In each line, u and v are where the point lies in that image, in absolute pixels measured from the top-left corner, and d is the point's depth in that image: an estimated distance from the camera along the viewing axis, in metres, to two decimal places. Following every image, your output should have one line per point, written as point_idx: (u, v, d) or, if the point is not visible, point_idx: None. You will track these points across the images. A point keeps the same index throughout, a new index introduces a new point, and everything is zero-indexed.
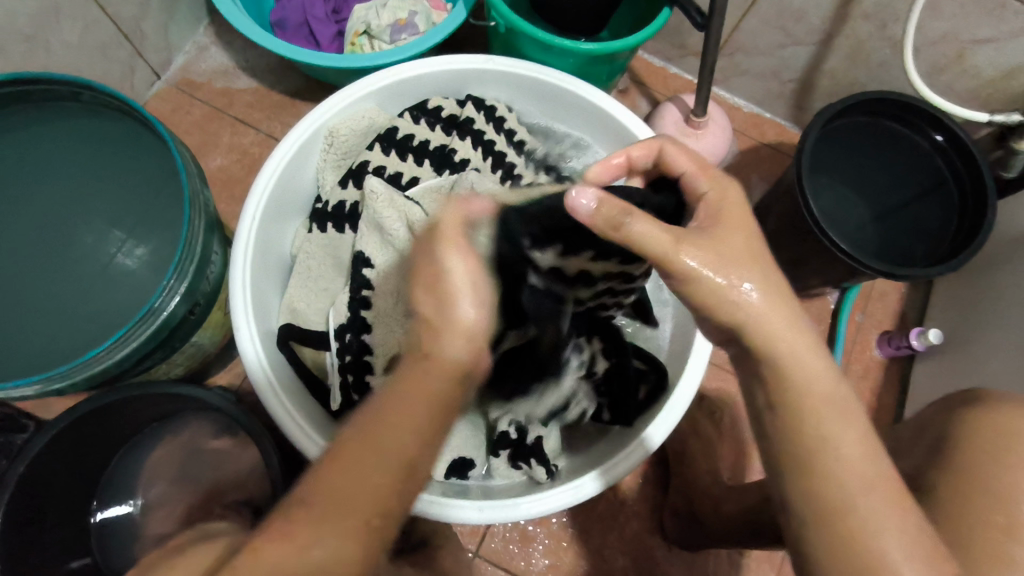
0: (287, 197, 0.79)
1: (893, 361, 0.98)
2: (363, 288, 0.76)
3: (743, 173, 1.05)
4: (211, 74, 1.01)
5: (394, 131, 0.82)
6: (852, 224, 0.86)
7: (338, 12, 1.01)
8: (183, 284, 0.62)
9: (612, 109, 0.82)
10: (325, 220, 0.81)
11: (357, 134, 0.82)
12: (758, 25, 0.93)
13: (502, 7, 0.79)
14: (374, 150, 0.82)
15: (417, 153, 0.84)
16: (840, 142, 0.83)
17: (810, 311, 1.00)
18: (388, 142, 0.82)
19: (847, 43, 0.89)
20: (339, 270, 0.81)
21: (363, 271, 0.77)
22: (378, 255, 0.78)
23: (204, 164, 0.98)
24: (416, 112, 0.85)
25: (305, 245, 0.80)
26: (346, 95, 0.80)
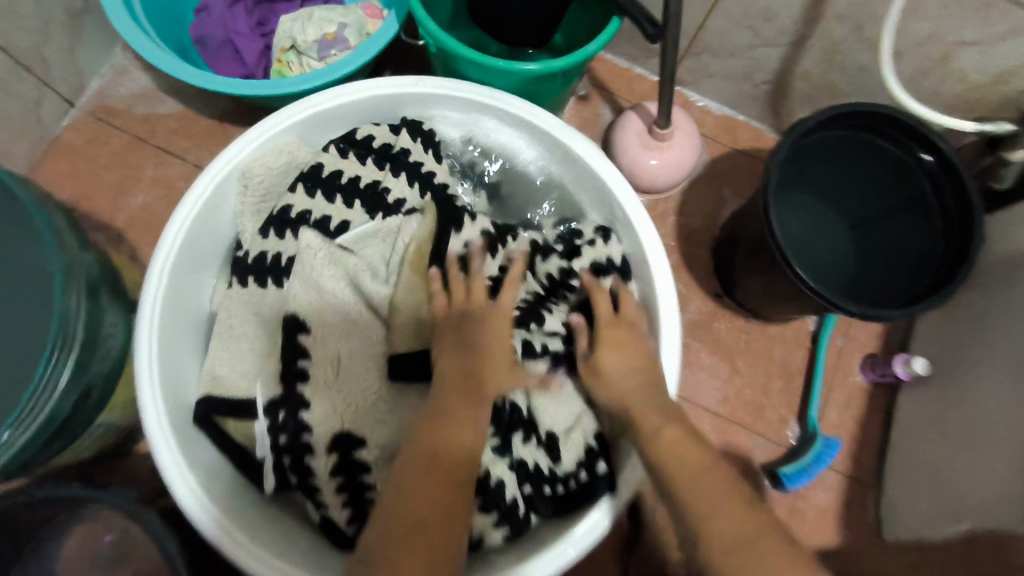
0: (202, 245, 0.70)
1: (877, 387, 0.92)
2: (300, 358, 0.66)
3: (714, 186, 0.97)
4: (130, 97, 0.93)
5: (318, 168, 0.72)
6: (827, 253, 0.79)
7: (264, 24, 0.92)
8: (68, 366, 0.56)
9: (564, 135, 0.74)
10: (246, 274, 0.70)
11: (274, 172, 0.72)
12: (725, 25, 0.84)
13: (429, 24, 0.70)
14: (296, 191, 0.72)
15: (345, 192, 0.73)
16: (814, 159, 0.76)
17: (788, 337, 0.93)
18: (313, 181, 0.72)
19: (822, 45, 0.81)
20: (262, 328, 0.69)
21: (299, 337, 0.67)
22: (316, 318, 0.68)
23: (126, 202, 0.90)
24: (344, 145, 0.74)
25: (224, 302, 0.70)
26: (260, 131, 0.70)
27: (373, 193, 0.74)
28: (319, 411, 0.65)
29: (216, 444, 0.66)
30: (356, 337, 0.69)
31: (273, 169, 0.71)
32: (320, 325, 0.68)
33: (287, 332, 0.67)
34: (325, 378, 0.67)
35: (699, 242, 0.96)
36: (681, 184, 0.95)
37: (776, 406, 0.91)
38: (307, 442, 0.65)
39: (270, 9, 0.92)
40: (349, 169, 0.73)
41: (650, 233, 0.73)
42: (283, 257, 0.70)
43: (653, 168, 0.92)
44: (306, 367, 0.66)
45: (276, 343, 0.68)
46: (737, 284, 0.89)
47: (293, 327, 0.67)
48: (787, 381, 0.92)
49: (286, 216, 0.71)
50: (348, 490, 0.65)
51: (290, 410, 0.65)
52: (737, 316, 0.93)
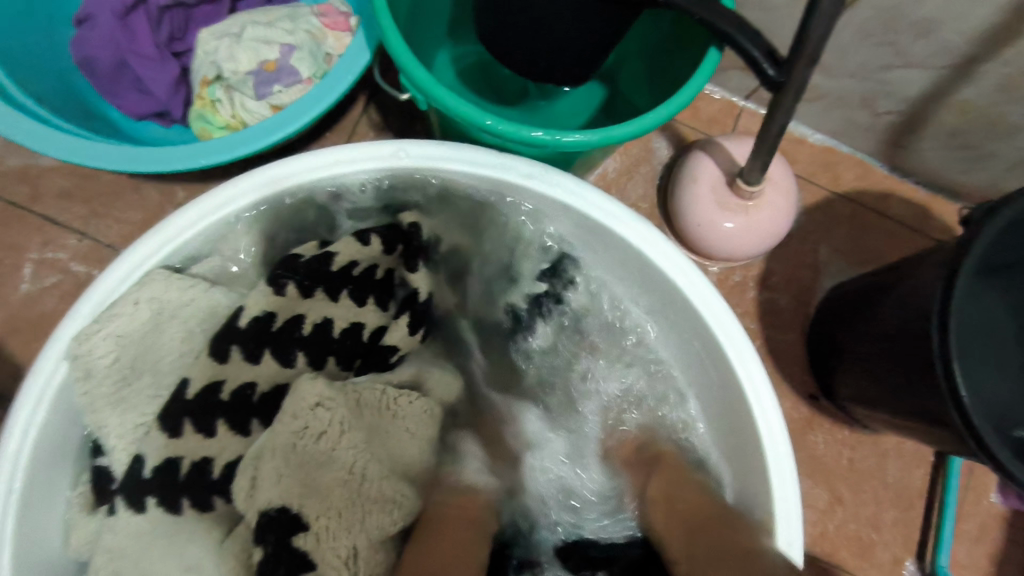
0: (56, 444, 0.42)
1: (1020, 514, 0.70)
2: (308, 573, 0.42)
3: (809, 244, 0.73)
4: (1, 145, 0.66)
5: (270, 314, 0.45)
6: (991, 368, 0.53)
7: (178, 40, 0.64)
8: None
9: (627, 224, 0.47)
10: (138, 495, 0.42)
11: (169, 319, 0.44)
12: (854, 35, 0.57)
13: (421, 77, 0.44)
14: (227, 359, 0.44)
15: (310, 349, 0.47)
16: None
17: (904, 449, 0.71)
18: (258, 341, 0.45)
19: (1005, 70, 0.54)
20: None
21: (295, 541, 0.42)
22: (312, 505, 0.42)
23: (3, 296, 0.65)
24: (301, 273, 0.47)
25: (103, 541, 0.42)
26: (122, 274, 0.43)
27: (354, 339, 0.49)
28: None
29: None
30: (375, 516, 0.45)
31: (134, 331, 0.42)
32: (321, 515, 0.42)
33: (273, 537, 0.42)
34: None
35: (788, 323, 0.72)
36: (766, 251, 0.70)
37: (888, 543, 0.69)
38: None
39: (185, 15, 0.63)
40: (314, 311, 0.47)
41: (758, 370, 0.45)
42: (212, 467, 0.43)
43: (730, 233, 0.67)
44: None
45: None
46: (840, 390, 0.66)
47: (276, 527, 0.42)
48: (901, 509, 0.70)
49: (214, 398, 0.43)
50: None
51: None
52: (837, 425, 0.70)
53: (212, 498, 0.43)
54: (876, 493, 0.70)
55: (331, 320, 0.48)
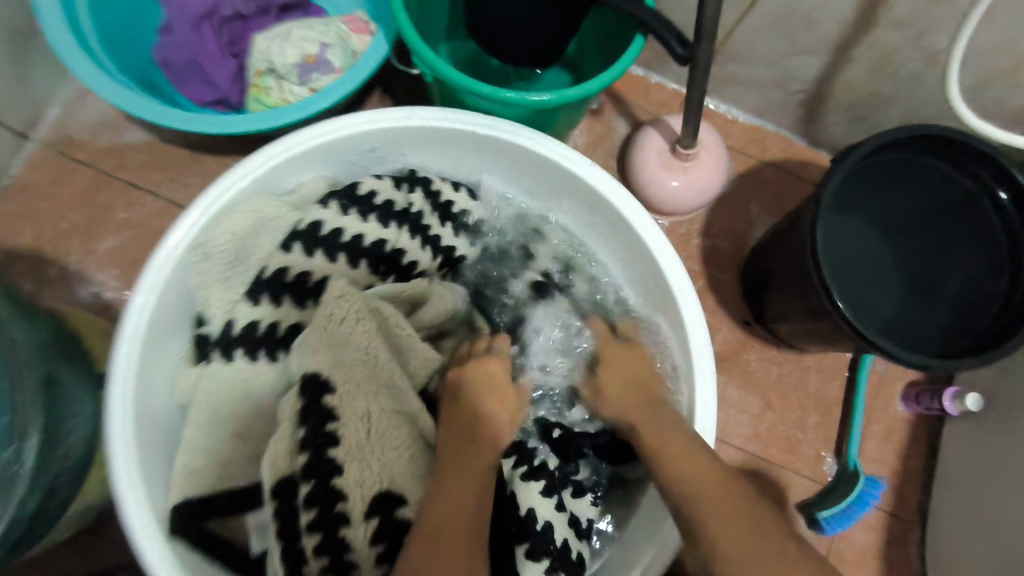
0: (171, 315, 0.58)
1: (921, 417, 0.85)
2: (328, 421, 0.57)
3: (742, 203, 0.89)
4: (91, 126, 0.83)
5: (316, 224, 0.62)
6: (873, 282, 0.70)
7: (236, 43, 0.81)
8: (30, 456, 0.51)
9: (576, 162, 0.65)
10: (230, 347, 0.58)
11: (252, 228, 0.60)
12: (758, 30, 0.74)
13: (428, 56, 0.61)
14: (291, 252, 0.61)
15: (350, 252, 0.64)
16: (870, 182, 0.69)
17: (824, 366, 0.86)
18: (313, 241, 0.61)
19: (871, 53, 0.71)
20: (251, 408, 0.58)
21: (324, 398, 0.57)
22: (339, 373, 0.58)
23: (94, 245, 0.81)
24: (345, 199, 0.64)
25: (201, 386, 0.57)
26: (222, 190, 0.58)
27: (378, 251, 0.65)
28: (353, 473, 0.56)
29: (204, 549, 0.54)
30: (385, 394, 0.59)
31: (240, 233, 0.59)
32: (344, 381, 0.58)
33: (310, 393, 0.57)
34: (358, 440, 0.57)
35: (725, 265, 0.88)
36: (707, 206, 0.87)
37: (811, 441, 0.84)
38: (339, 512, 0.55)
39: (243, 25, 0.81)
40: (350, 226, 0.63)
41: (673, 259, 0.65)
42: (279, 327, 0.60)
43: (675, 190, 0.83)
44: (337, 430, 0.57)
45: (281, 421, 0.57)
46: (768, 313, 0.82)
47: (314, 387, 0.57)
48: (822, 414, 0.85)
49: (282, 279, 0.60)
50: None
51: (320, 480, 0.55)
52: (767, 346, 0.86)
53: (277, 351, 0.60)
54: (801, 401, 0.85)
55: (363, 234, 0.64)
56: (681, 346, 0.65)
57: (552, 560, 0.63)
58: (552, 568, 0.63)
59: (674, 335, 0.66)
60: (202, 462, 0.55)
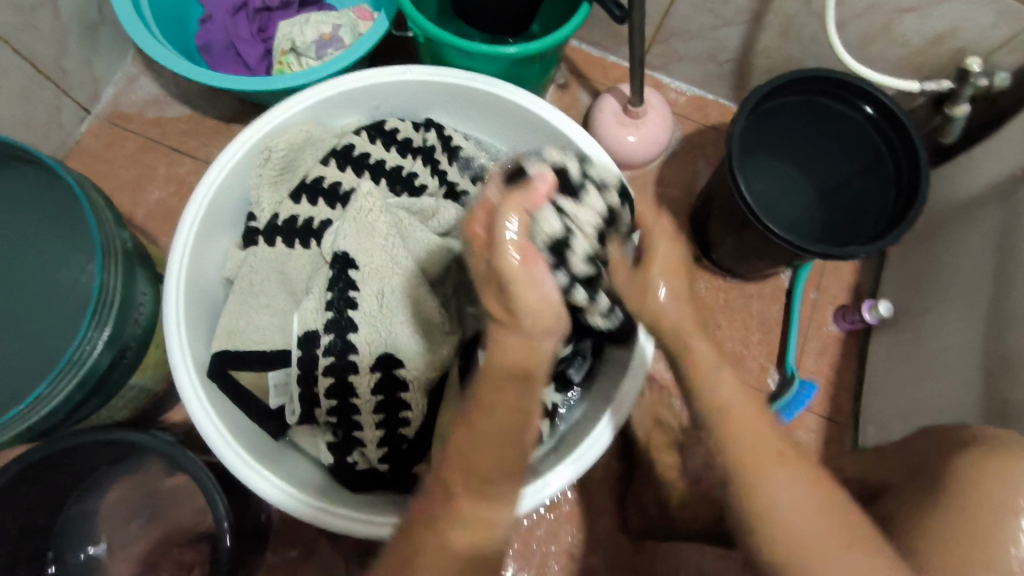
0: (223, 210, 0.75)
1: (850, 334, 0.98)
2: (349, 289, 0.71)
3: (689, 158, 1.05)
4: (141, 103, 1.00)
5: (348, 146, 0.78)
6: (796, 203, 0.85)
7: (263, 31, 0.99)
8: (109, 326, 0.64)
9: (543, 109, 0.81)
10: (274, 234, 0.74)
11: (294, 149, 0.76)
12: (688, 8, 0.92)
13: (417, 17, 0.77)
14: (328, 165, 0.77)
15: (373, 170, 0.80)
16: (777, 124, 0.84)
17: (764, 293, 1.00)
18: (345, 159, 0.78)
19: (777, 21, 0.88)
20: (283, 286, 0.74)
21: (349, 272, 0.72)
22: (364, 256, 0.73)
23: (142, 197, 0.97)
24: (372, 132, 0.81)
25: (248, 262, 0.73)
26: (269, 116, 0.74)
27: (395, 172, 0.81)
28: (365, 333, 0.70)
29: (227, 393, 0.70)
30: (398, 278, 0.73)
31: (293, 144, 0.75)
32: (366, 261, 0.73)
33: (339, 266, 0.72)
34: (373, 309, 0.71)
35: (677, 210, 1.03)
36: (658, 159, 1.02)
37: (757, 356, 0.97)
38: (351, 362, 0.69)
39: (269, 16, 0.99)
40: (374, 152, 0.80)
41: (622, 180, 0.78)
42: (314, 221, 0.75)
43: (631, 143, 0.99)
44: (356, 297, 0.71)
45: (314, 288, 0.72)
46: (711, 245, 0.96)
47: (343, 263, 0.72)
48: (764, 333, 0.98)
49: (319, 185, 0.76)
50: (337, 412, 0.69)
51: (339, 332, 0.70)
52: (715, 276, 1.00)
53: (310, 239, 0.75)
54: (745, 322, 0.98)
55: (384, 159, 0.80)
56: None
57: None
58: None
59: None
60: (240, 323, 0.72)
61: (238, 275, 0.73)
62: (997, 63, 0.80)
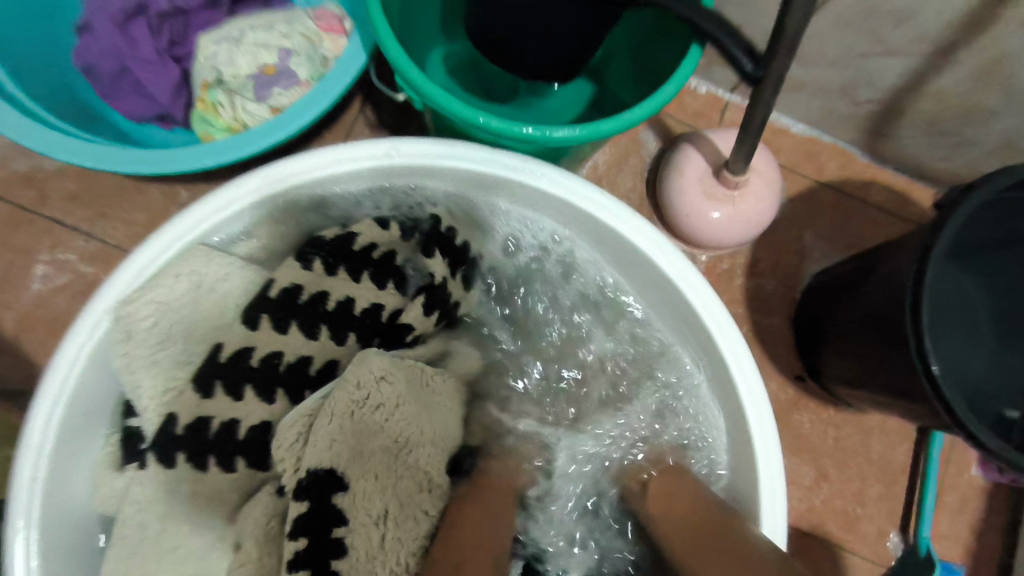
0: (84, 406, 0.45)
1: (999, 485, 0.73)
2: (334, 528, 0.46)
3: (793, 231, 0.75)
4: (6, 149, 0.68)
5: (293, 289, 0.48)
6: (962, 335, 0.58)
7: (178, 44, 0.65)
8: None
9: (606, 207, 0.51)
10: (170, 450, 0.45)
11: (183, 304, 0.46)
12: (831, 27, 0.60)
13: (417, 77, 0.46)
14: (258, 327, 0.47)
15: (334, 322, 0.50)
16: (982, 228, 0.56)
17: (888, 427, 0.73)
18: (284, 311, 0.48)
19: (979, 59, 0.56)
20: (191, 530, 0.46)
21: (334, 498, 0.46)
22: (354, 469, 0.47)
23: (13, 297, 0.66)
24: (331, 255, 0.50)
25: (132, 496, 0.45)
26: (151, 253, 0.45)
27: (373, 317, 0.52)
28: None
29: None
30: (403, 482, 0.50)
31: (171, 302, 0.45)
32: (361, 476, 0.48)
33: (314, 494, 0.46)
34: (369, 550, 0.47)
35: (773, 308, 0.74)
36: (752, 239, 0.73)
37: (873, 517, 0.72)
38: None
39: (184, 21, 0.65)
40: (338, 289, 0.50)
41: (727, 321, 0.51)
42: (238, 428, 0.46)
43: (717, 223, 0.69)
44: (344, 537, 0.47)
45: (245, 542, 0.45)
46: (826, 372, 0.68)
47: (323, 486, 0.46)
48: (886, 485, 0.72)
49: (244, 364, 0.46)
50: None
51: None
52: (822, 406, 0.73)
53: (234, 458, 0.47)
54: (863, 469, 0.72)
55: (353, 298, 0.51)
56: (741, 441, 0.51)
57: None
58: None
59: (734, 428, 0.52)
60: None
61: (119, 517, 0.46)
62: None
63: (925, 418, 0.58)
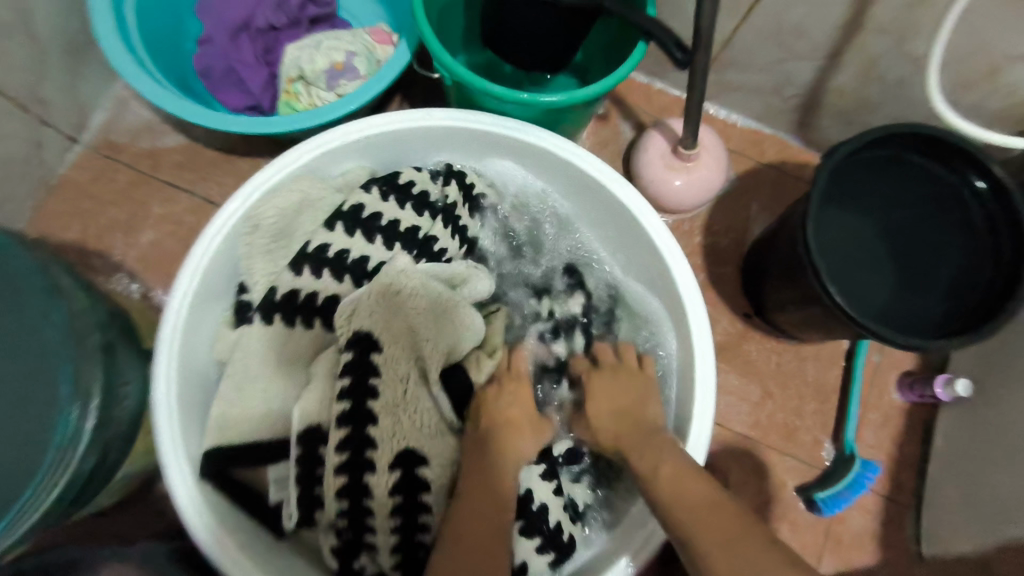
0: (215, 280, 0.64)
1: (915, 405, 0.89)
2: (370, 377, 0.61)
3: (741, 200, 0.94)
4: (133, 132, 0.90)
5: (357, 207, 0.68)
6: (866, 268, 0.75)
7: (269, 52, 0.88)
8: (92, 416, 0.57)
9: (578, 157, 0.71)
10: (271, 310, 0.64)
11: (287, 212, 0.67)
12: (752, 39, 0.79)
13: (446, 59, 0.66)
14: (334, 230, 0.67)
15: (385, 233, 0.69)
16: (860, 181, 0.74)
17: (821, 356, 0.90)
18: (353, 221, 0.67)
19: (859, 59, 0.76)
20: (279, 370, 0.64)
21: (372, 356, 0.62)
22: (389, 336, 0.63)
23: (134, 239, 0.87)
24: (386, 187, 0.70)
25: (243, 343, 0.64)
26: (267, 174, 0.65)
27: (411, 235, 0.71)
28: (387, 426, 0.61)
29: (231, 495, 0.60)
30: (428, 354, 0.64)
31: (285, 210, 0.66)
32: (394, 343, 0.63)
33: (359, 349, 0.62)
34: (396, 398, 0.61)
35: (726, 260, 0.93)
36: (707, 204, 0.91)
37: (810, 428, 0.88)
38: (368, 458, 0.60)
39: (274, 36, 0.87)
40: (388, 211, 0.70)
41: (667, 239, 0.70)
42: (318, 296, 0.65)
43: (678, 188, 0.88)
44: (378, 385, 0.61)
45: (315, 375, 0.63)
46: (768, 308, 0.85)
47: (364, 344, 0.62)
48: (820, 402, 0.89)
49: (323, 254, 0.66)
50: (349, 516, 0.60)
51: (356, 427, 0.60)
52: (766, 337, 0.90)
53: (314, 318, 0.65)
54: (800, 389, 0.89)
55: (399, 220, 0.70)
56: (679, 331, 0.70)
57: (544, 539, 0.67)
58: (543, 546, 0.67)
59: (676, 323, 0.72)
60: (235, 412, 0.62)
61: (231, 361, 0.63)
62: None
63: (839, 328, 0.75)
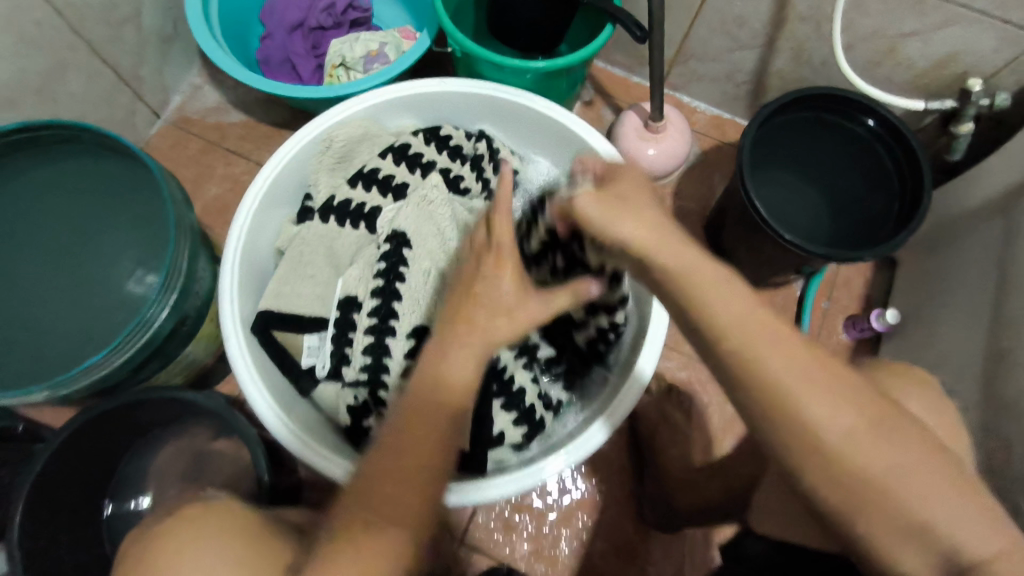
0: (282, 188, 0.83)
1: (859, 342, 1.01)
2: (399, 265, 0.78)
3: (706, 171, 1.11)
4: (204, 110, 1.10)
5: (405, 145, 0.86)
6: (803, 213, 0.90)
7: (317, 47, 1.09)
8: (174, 293, 0.74)
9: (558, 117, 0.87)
10: (328, 213, 0.83)
11: (352, 141, 0.85)
12: (706, 33, 0.98)
13: (457, 34, 0.85)
14: (386, 159, 0.85)
15: (424, 168, 0.86)
16: (787, 141, 0.89)
17: (776, 301, 1.04)
18: (401, 155, 0.85)
19: (790, 45, 0.94)
20: (331, 261, 0.82)
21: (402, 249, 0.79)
22: (417, 236, 0.80)
23: (200, 193, 1.06)
24: (428, 135, 0.88)
25: (302, 236, 0.82)
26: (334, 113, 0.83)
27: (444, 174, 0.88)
28: (408, 302, 0.77)
29: (272, 356, 0.76)
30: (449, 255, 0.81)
31: (351, 138, 0.85)
32: (422, 242, 0.80)
33: (394, 242, 0.79)
34: (419, 283, 0.78)
35: (693, 220, 1.09)
36: (676, 172, 1.09)
37: None
38: (391, 325, 0.76)
39: (322, 34, 1.09)
40: (429, 153, 0.87)
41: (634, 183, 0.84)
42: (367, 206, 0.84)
43: (652, 157, 1.05)
44: (405, 272, 0.78)
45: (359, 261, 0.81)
46: (727, 253, 1.00)
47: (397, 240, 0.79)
48: None
49: (374, 175, 0.84)
50: (369, 371, 0.76)
51: (385, 299, 0.77)
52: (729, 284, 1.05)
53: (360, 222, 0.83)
54: None
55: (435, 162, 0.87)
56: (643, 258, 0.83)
57: (520, 413, 0.80)
58: (518, 420, 0.80)
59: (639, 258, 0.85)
60: (287, 289, 0.79)
61: (291, 247, 0.81)
62: (998, 85, 0.84)
63: (785, 258, 0.90)
